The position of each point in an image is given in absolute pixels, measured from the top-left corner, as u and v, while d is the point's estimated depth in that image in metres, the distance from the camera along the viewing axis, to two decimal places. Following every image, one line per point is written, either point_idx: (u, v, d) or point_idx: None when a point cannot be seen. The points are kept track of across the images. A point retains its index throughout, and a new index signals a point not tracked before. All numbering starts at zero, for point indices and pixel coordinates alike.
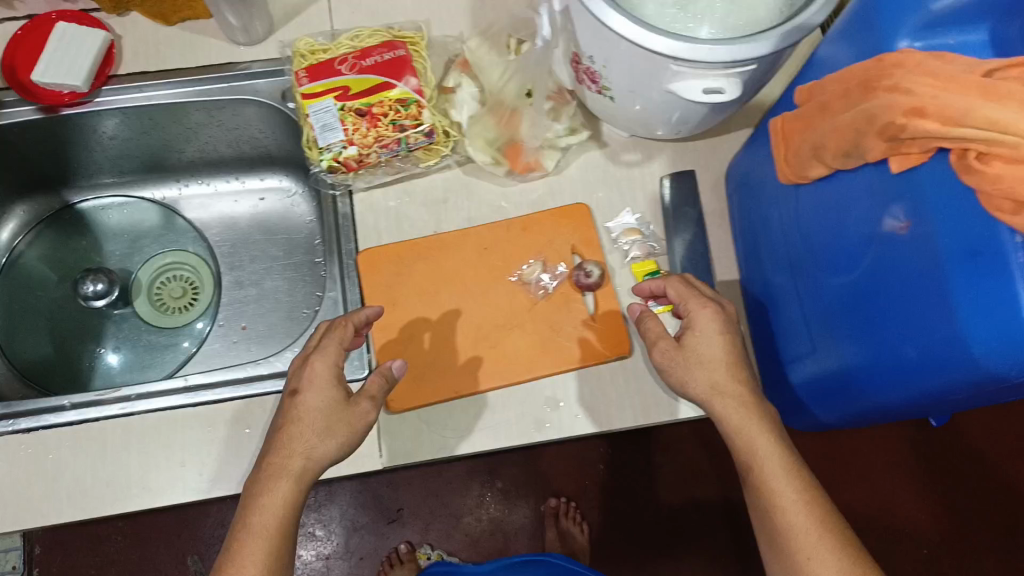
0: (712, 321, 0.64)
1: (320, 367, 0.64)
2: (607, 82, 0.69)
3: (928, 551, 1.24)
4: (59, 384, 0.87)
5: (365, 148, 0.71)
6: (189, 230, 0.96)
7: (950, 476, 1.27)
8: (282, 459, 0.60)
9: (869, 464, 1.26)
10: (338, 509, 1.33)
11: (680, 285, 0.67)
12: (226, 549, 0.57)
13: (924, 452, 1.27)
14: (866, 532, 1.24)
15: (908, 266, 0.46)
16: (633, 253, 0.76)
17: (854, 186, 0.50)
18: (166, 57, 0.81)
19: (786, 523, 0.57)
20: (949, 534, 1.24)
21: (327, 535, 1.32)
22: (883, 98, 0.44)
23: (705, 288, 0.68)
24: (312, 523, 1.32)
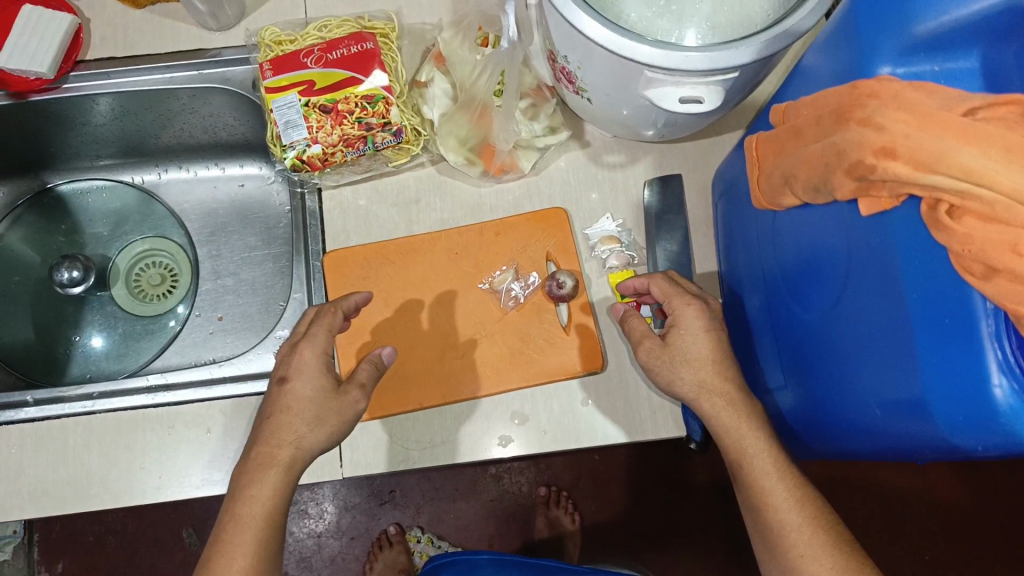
0: (698, 320, 0.59)
1: (308, 353, 0.61)
2: (583, 83, 0.65)
3: (930, 559, 1.20)
4: (36, 371, 0.86)
5: (329, 147, 0.68)
6: (167, 217, 0.94)
7: (956, 482, 1.22)
8: (270, 449, 0.58)
9: (871, 467, 1.22)
10: (330, 487, 1.31)
11: (664, 282, 0.62)
12: (215, 538, 0.57)
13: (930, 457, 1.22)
14: (866, 537, 1.20)
15: (878, 319, 0.42)
16: (610, 262, 0.72)
17: (828, 222, 0.46)
18: (135, 42, 0.78)
19: (779, 527, 0.55)
20: (953, 542, 1.20)
21: (318, 512, 1.30)
22: (854, 131, 0.40)
23: (690, 284, 0.63)
24: (303, 501, 1.30)
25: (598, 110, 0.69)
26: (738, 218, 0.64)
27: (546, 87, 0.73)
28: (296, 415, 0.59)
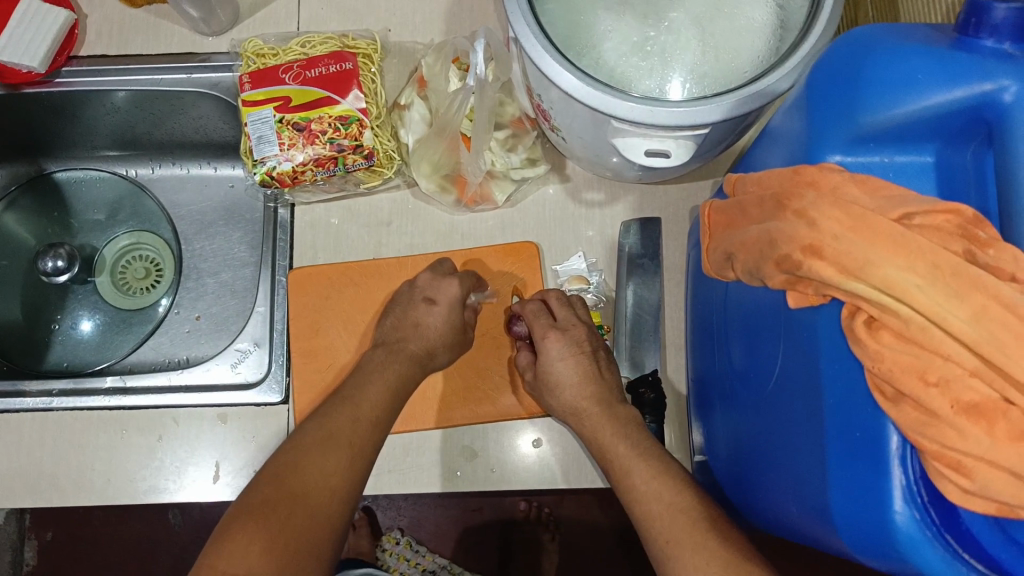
0: (559, 350, 0.61)
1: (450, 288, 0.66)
2: (556, 124, 0.63)
3: None
4: (16, 355, 0.89)
5: (300, 165, 0.68)
6: (157, 212, 0.95)
7: None
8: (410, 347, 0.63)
9: None
10: None
11: (534, 312, 0.63)
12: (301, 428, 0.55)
13: None
14: None
15: (799, 419, 0.40)
16: None
17: (765, 306, 0.44)
18: (129, 42, 0.79)
19: None
20: None
21: None
22: (788, 222, 0.38)
23: (564, 309, 0.64)
24: None
25: (575, 148, 0.68)
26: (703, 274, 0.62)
27: (528, 119, 0.70)
28: (424, 336, 0.64)
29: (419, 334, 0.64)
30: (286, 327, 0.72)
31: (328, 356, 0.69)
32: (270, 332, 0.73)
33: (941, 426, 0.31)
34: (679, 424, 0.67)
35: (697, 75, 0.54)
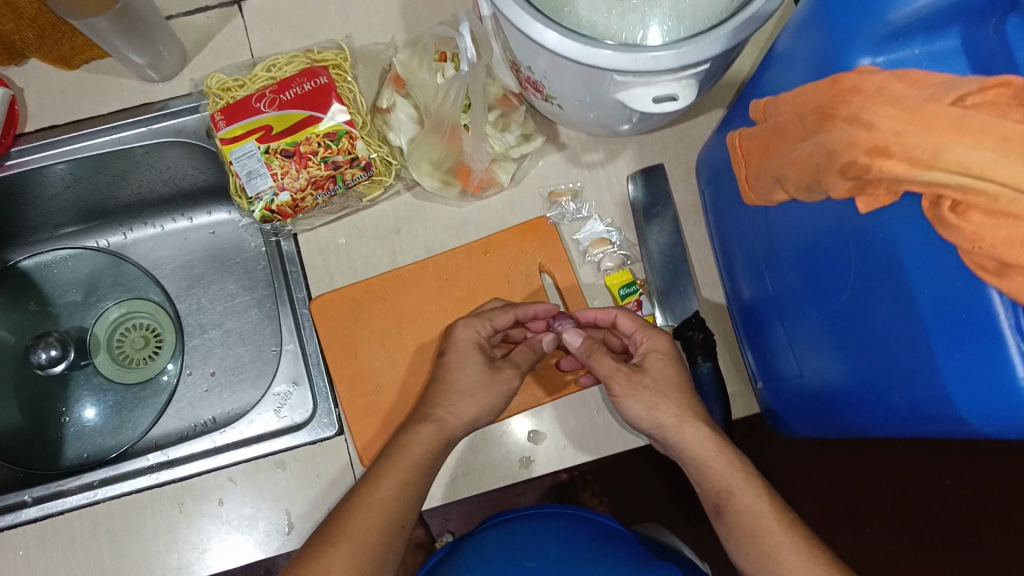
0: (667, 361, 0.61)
1: (463, 335, 0.63)
2: (551, 92, 0.64)
3: None
4: (31, 458, 0.85)
5: (298, 193, 0.66)
6: (141, 276, 0.91)
7: None
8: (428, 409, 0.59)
9: None
10: None
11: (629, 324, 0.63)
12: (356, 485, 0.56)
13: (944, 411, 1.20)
14: None
15: (888, 316, 0.41)
16: (605, 265, 0.71)
17: (820, 219, 0.45)
18: (76, 106, 0.75)
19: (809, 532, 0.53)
20: None
21: None
22: (841, 131, 0.39)
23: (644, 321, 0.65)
24: None
25: (570, 114, 0.68)
26: (727, 207, 0.62)
27: (513, 95, 0.71)
28: (476, 394, 0.60)
29: (463, 401, 0.60)
30: (321, 356, 0.71)
31: (373, 375, 0.69)
32: (305, 367, 0.72)
33: None
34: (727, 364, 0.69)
35: (680, 16, 0.56)
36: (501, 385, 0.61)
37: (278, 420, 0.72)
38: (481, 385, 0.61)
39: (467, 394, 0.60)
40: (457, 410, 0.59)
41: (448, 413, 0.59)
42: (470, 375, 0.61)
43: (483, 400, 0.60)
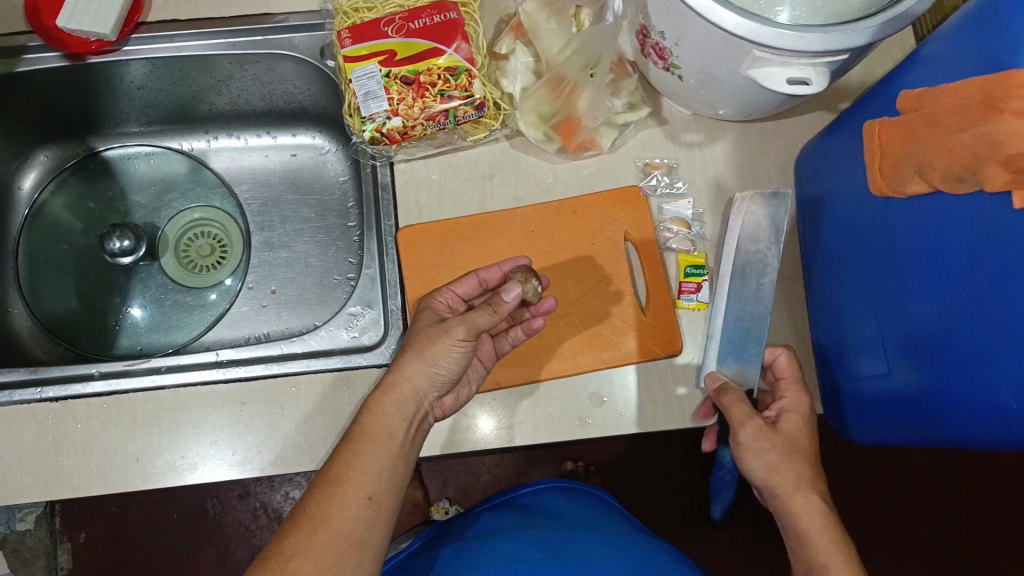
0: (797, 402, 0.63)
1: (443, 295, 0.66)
2: (676, 60, 0.64)
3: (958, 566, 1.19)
4: (83, 342, 0.85)
5: (410, 120, 0.67)
6: (217, 185, 0.93)
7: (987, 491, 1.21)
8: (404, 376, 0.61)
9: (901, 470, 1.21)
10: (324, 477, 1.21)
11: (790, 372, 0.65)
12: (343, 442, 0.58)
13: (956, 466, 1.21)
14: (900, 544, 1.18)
15: (1018, 315, 0.42)
16: (676, 244, 0.71)
17: (958, 213, 0.45)
18: (199, 5, 0.75)
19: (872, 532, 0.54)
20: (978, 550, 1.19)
21: None
22: (1011, 122, 0.39)
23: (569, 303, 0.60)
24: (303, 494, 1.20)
25: (684, 89, 0.68)
26: (830, 202, 0.62)
27: (626, 62, 0.71)
28: (419, 350, 0.60)
29: (407, 358, 0.60)
30: (398, 286, 0.72)
31: None
32: (383, 294, 0.73)
33: None
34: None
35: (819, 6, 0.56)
36: (444, 337, 0.60)
37: (349, 337, 0.72)
38: (424, 342, 0.61)
39: (411, 351, 0.61)
40: (402, 368, 0.60)
41: (395, 372, 0.60)
42: (416, 335, 0.62)
43: (426, 353, 0.60)
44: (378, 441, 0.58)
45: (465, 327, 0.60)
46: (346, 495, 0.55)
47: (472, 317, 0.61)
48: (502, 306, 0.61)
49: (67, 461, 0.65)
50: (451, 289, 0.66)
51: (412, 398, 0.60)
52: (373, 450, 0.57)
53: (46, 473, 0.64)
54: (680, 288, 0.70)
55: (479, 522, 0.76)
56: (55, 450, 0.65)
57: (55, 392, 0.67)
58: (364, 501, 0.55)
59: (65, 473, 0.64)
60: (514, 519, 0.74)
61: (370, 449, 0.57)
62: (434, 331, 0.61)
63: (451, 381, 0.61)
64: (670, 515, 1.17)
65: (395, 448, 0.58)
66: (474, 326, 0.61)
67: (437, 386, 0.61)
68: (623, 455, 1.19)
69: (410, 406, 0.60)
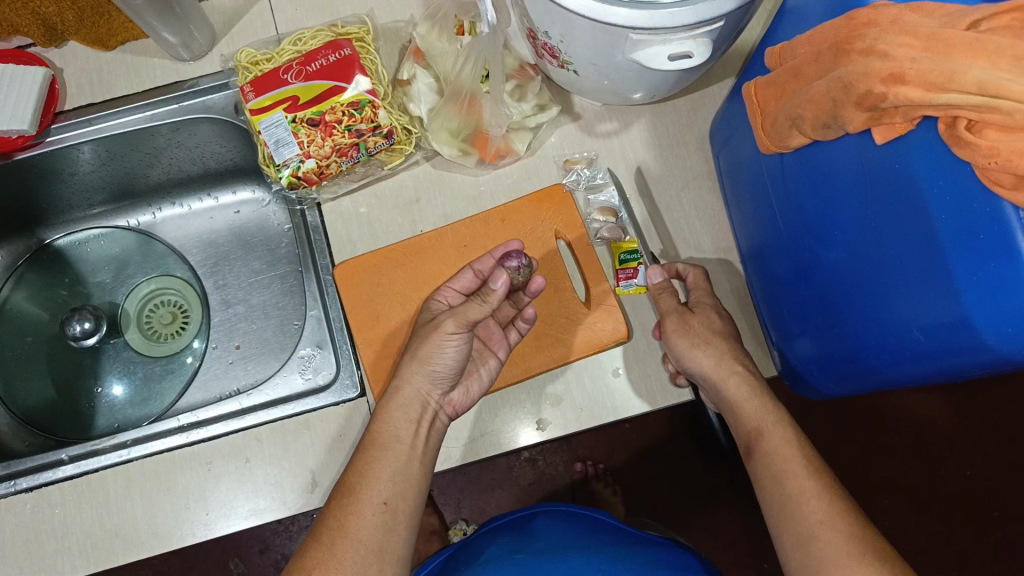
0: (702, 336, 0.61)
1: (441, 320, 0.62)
2: (567, 56, 0.64)
3: (982, 509, 1.14)
4: (63, 428, 0.86)
5: (323, 160, 0.68)
6: (169, 254, 0.94)
7: (1000, 426, 1.16)
8: None
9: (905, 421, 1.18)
10: None
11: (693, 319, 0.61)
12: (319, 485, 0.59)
13: (964, 407, 1.16)
14: (920, 497, 1.14)
15: (907, 247, 0.41)
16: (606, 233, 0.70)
17: (838, 157, 0.46)
18: (112, 85, 0.77)
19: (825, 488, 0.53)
20: (1000, 488, 1.15)
21: None
22: (858, 63, 0.39)
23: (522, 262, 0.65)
24: None
25: (586, 81, 0.69)
26: (738, 167, 0.62)
27: (529, 65, 0.71)
28: (415, 350, 0.62)
29: (404, 359, 0.62)
30: (342, 323, 0.74)
31: (396, 341, 0.70)
32: (328, 331, 0.75)
33: None
34: None
35: None
36: (435, 333, 0.61)
37: (304, 381, 0.75)
38: (419, 342, 0.62)
39: (407, 352, 0.63)
40: (408, 375, 0.61)
41: (397, 377, 0.61)
42: (413, 339, 0.64)
43: (421, 352, 0.61)
44: (387, 447, 0.59)
45: (455, 320, 0.61)
46: (362, 504, 0.56)
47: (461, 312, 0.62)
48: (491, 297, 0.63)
49: (48, 549, 0.66)
50: (452, 287, 0.66)
51: (416, 399, 0.61)
52: (384, 456, 0.58)
53: (26, 566, 0.66)
54: (617, 276, 0.69)
55: (465, 555, 0.74)
56: (36, 541, 0.66)
57: (28, 482, 0.70)
58: (381, 507, 0.56)
59: (46, 562, 0.66)
60: (501, 547, 0.72)
61: (381, 455, 0.58)
62: (427, 329, 0.62)
63: (451, 376, 0.62)
64: (685, 501, 1.15)
65: (405, 450, 0.59)
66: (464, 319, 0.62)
67: (437, 383, 0.61)
68: (630, 450, 1.17)
69: (416, 407, 0.61)
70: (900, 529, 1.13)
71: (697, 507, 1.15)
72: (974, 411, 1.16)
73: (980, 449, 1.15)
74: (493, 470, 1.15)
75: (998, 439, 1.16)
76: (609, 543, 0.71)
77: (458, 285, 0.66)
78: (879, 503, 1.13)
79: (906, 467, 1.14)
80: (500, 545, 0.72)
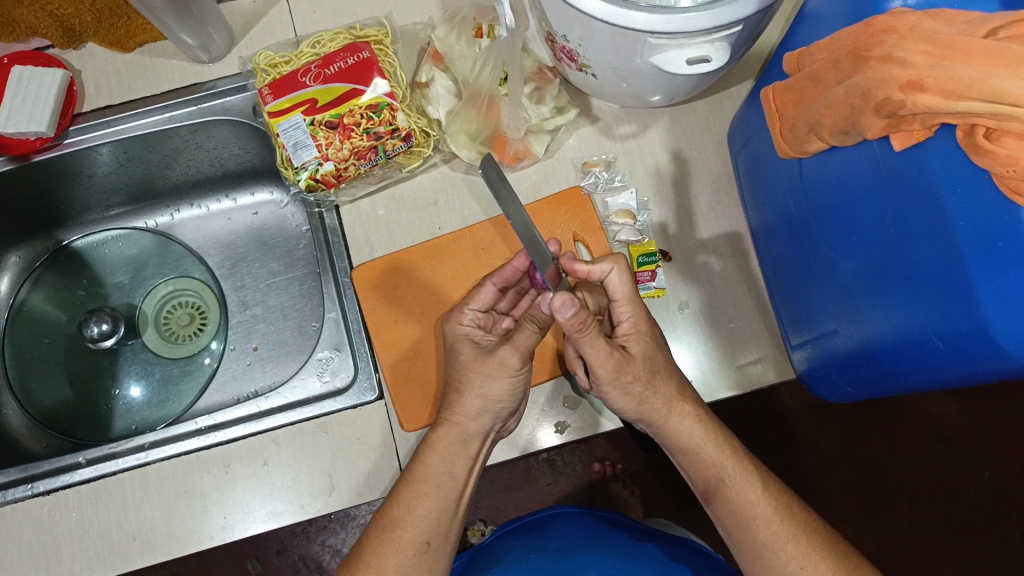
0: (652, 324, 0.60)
1: (502, 355, 0.59)
2: (585, 60, 0.65)
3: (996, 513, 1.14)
4: (80, 430, 0.88)
5: (341, 162, 0.69)
6: (187, 255, 0.96)
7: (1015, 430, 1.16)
8: None
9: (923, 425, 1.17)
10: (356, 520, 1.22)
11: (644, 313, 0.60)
12: None
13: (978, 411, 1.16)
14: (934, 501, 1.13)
15: (925, 253, 0.41)
16: (624, 237, 0.71)
17: (856, 163, 0.46)
18: (130, 87, 0.78)
19: None
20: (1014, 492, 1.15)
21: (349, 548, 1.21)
22: (876, 70, 0.39)
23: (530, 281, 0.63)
24: (338, 540, 1.21)
25: (603, 84, 0.69)
26: (756, 171, 0.63)
27: (548, 68, 0.71)
28: (478, 387, 0.60)
29: (467, 398, 0.60)
30: (361, 325, 0.75)
31: (413, 343, 0.71)
32: (347, 334, 0.76)
33: None
34: (719, 337, 0.69)
35: None
36: (501, 371, 0.59)
37: (321, 383, 0.76)
38: (480, 378, 0.60)
39: (469, 389, 0.60)
40: (463, 409, 0.61)
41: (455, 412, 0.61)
42: (468, 371, 0.61)
43: (487, 391, 0.60)
44: (438, 486, 0.59)
45: (516, 355, 0.59)
46: None
47: (520, 344, 0.59)
48: (543, 320, 0.57)
49: (70, 547, 0.67)
50: (474, 307, 0.64)
51: (478, 434, 0.61)
52: (435, 494, 0.59)
53: (47, 563, 0.67)
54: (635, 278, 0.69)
55: (484, 553, 0.75)
56: (58, 540, 0.68)
57: (45, 485, 0.71)
58: (422, 547, 0.57)
59: (68, 560, 0.67)
60: (517, 543, 0.74)
61: (432, 493, 0.59)
62: (489, 365, 0.60)
63: (514, 408, 0.62)
64: (698, 503, 1.15)
65: (423, 473, 0.59)
66: (524, 351, 0.59)
67: (501, 416, 0.62)
68: (646, 453, 1.17)
69: (477, 442, 0.61)
70: (917, 529, 1.13)
71: (713, 508, 1.15)
72: (990, 414, 1.17)
73: (996, 452, 1.16)
74: (509, 471, 1.16)
75: (1013, 442, 1.16)
76: (620, 539, 0.73)
77: (480, 304, 0.64)
78: (894, 507, 1.12)
79: (920, 471, 1.14)
80: (519, 544, 0.73)
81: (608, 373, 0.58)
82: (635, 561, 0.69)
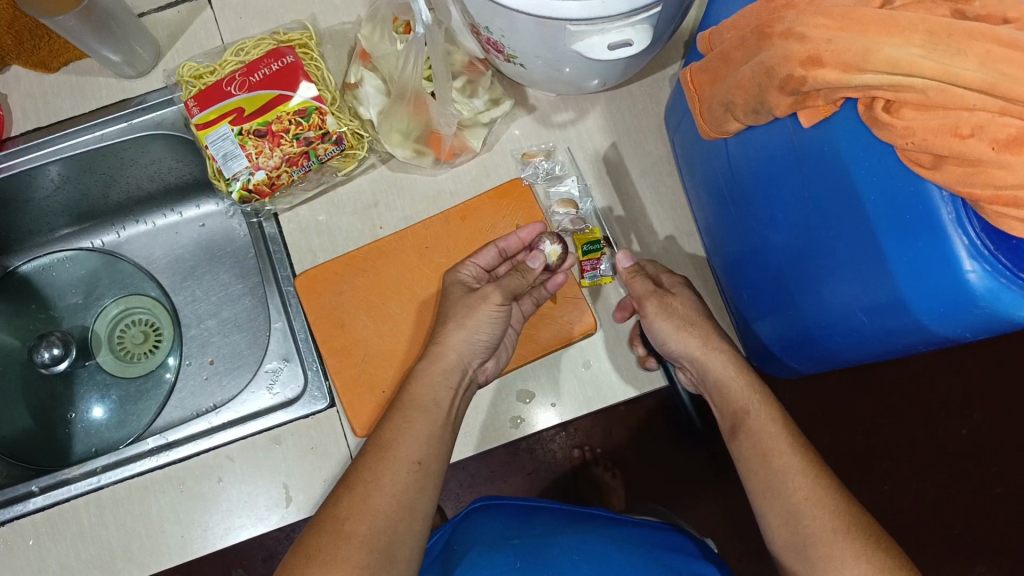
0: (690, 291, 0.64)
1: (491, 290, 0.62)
2: (511, 50, 0.63)
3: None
4: (41, 457, 0.86)
5: (273, 171, 0.68)
6: (137, 272, 0.94)
7: None
8: None
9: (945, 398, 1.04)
10: None
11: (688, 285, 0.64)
12: None
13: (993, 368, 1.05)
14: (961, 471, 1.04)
15: (842, 228, 0.41)
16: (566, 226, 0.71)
17: (772, 141, 0.46)
18: (58, 108, 0.76)
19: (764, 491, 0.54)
20: None
21: None
22: (778, 46, 0.38)
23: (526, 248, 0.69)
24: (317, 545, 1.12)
25: (534, 74, 0.68)
26: (690, 150, 0.62)
27: (479, 60, 0.70)
28: (460, 318, 0.61)
29: (450, 328, 0.61)
30: (309, 333, 0.74)
31: (361, 347, 0.70)
32: (295, 343, 0.75)
33: (987, 170, 0.33)
34: None
35: None
36: (483, 303, 0.61)
37: (272, 395, 0.75)
38: (463, 310, 0.62)
39: (451, 321, 0.61)
40: (445, 339, 0.61)
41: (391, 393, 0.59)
42: (452, 305, 0.63)
43: (467, 321, 0.61)
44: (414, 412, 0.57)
45: (499, 291, 0.62)
46: None
47: (505, 284, 0.63)
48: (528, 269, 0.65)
49: None
50: (475, 261, 0.68)
51: (458, 368, 0.60)
52: (423, 417, 0.57)
53: None
54: (583, 267, 0.69)
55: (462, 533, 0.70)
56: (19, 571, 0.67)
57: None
58: (414, 467, 0.54)
59: None
60: (499, 526, 0.69)
61: (418, 416, 0.57)
62: (472, 299, 0.62)
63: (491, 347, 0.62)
64: None
65: None
66: (508, 290, 0.62)
67: (477, 352, 0.61)
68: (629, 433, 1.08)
69: (456, 375, 0.60)
70: (903, 489, 1.02)
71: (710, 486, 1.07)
72: (990, 365, 1.05)
73: None
74: None
75: None
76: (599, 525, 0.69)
77: (481, 260, 0.68)
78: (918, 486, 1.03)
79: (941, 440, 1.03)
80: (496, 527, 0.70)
81: (658, 310, 0.60)
82: (608, 542, 0.66)
